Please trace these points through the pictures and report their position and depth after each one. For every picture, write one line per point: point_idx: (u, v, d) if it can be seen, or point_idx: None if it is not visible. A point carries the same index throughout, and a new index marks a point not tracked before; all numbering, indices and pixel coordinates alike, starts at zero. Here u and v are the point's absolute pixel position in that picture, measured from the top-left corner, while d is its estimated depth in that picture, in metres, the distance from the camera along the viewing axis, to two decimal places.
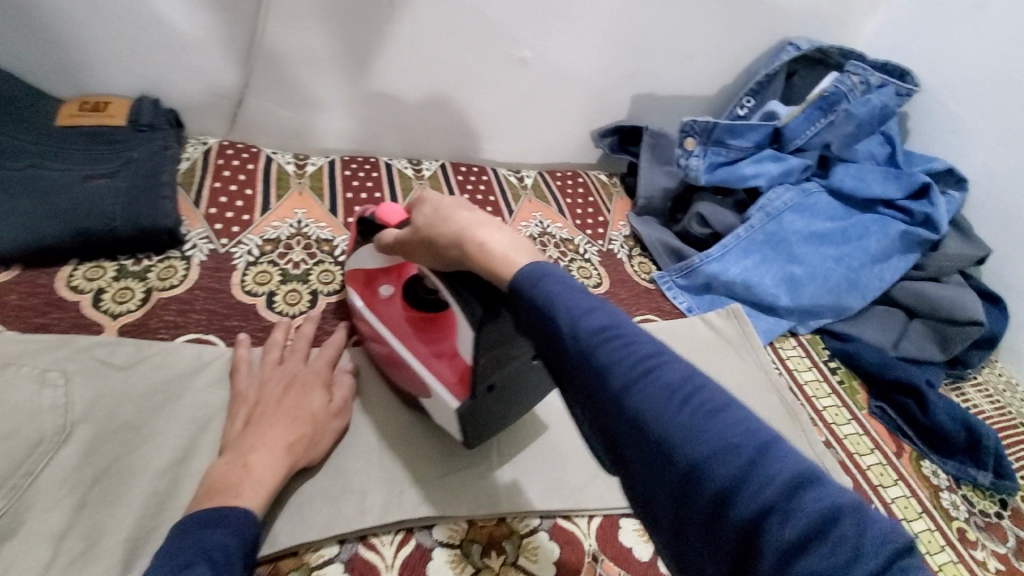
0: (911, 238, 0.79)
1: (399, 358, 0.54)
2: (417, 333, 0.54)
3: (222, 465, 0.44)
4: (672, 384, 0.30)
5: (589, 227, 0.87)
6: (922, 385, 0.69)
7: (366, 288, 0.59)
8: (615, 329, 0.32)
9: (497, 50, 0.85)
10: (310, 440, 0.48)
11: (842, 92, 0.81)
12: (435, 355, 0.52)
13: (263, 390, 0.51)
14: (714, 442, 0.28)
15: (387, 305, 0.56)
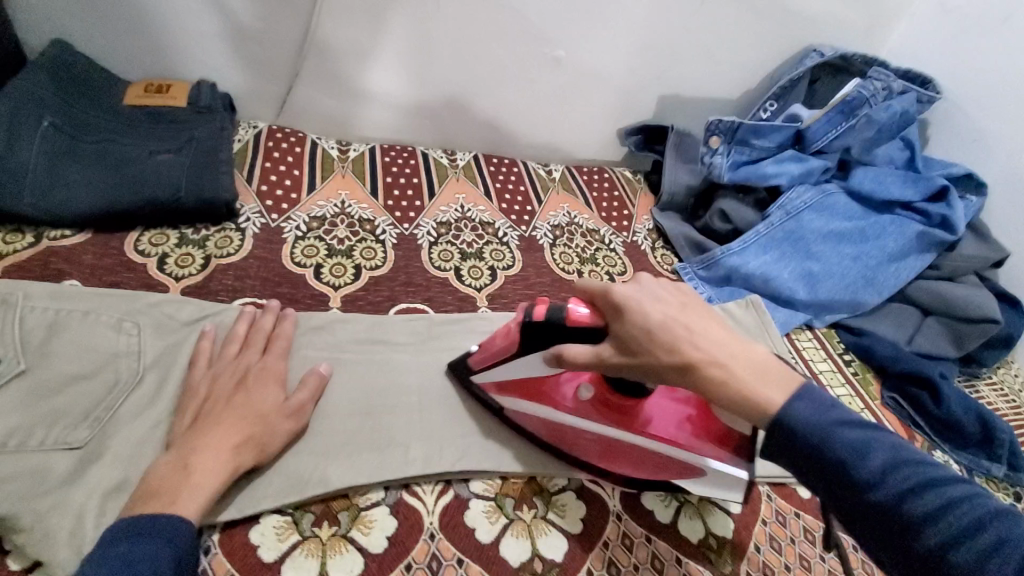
0: (928, 238, 0.82)
1: (609, 440, 0.53)
2: (609, 414, 0.53)
3: (164, 465, 0.44)
4: (836, 423, 0.38)
5: (615, 220, 0.91)
6: (936, 378, 0.71)
7: (519, 390, 0.55)
8: (828, 407, 0.39)
9: (533, 49, 0.89)
10: (258, 442, 0.47)
11: (864, 97, 0.85)
12: (653, 430, 0.52)
13: (217, 382, 0.50)
14: (918, 492, 0.35)
15: (580, 405, 0.54)
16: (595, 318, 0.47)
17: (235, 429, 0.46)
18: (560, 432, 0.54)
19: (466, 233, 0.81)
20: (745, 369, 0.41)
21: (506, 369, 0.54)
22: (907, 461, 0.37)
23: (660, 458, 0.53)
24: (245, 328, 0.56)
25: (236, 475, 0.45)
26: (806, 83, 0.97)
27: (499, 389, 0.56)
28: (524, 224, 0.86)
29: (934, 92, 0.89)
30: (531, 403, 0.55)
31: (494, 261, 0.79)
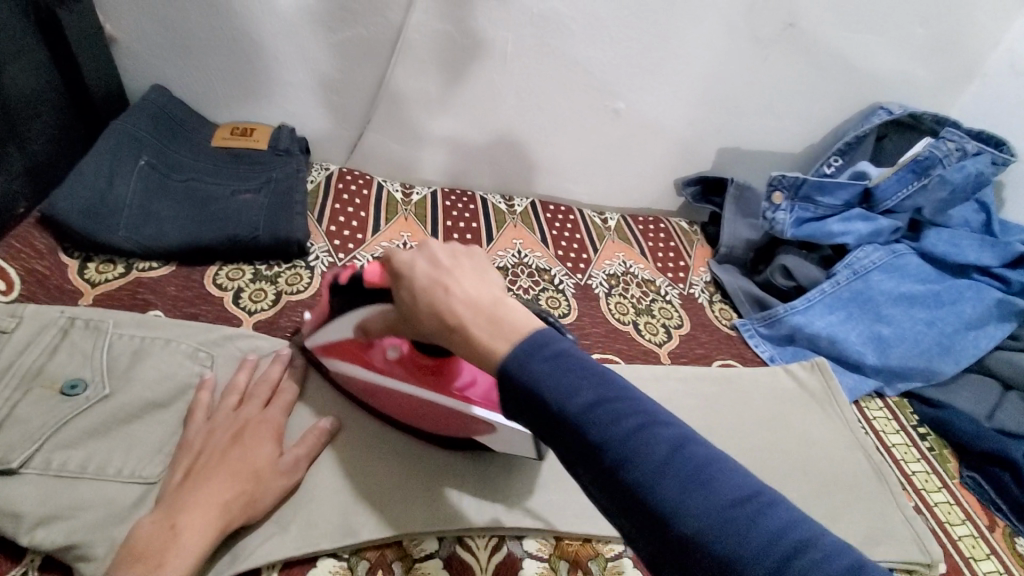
0: (1007, 306, 0.78)
1: (416, 402, 0.54)
2: (423, 376, 0.54)
3: (150, 525, 0.42)
4: (701, 475, 0.31)
5: (670, 271, 0.91)
6: (1020, 457, 0.66)
7: (349, 354, 0.56)
8: (629, 405, 0.33)
9: (592, 100, 0.92)
10: (249, 500, 0.46)
11: (937, 157, 0.82)
12: (460, 393, 0.52)
13: (210, 441, 0.48)
14: (766, 547, 0.29)
15: (392, 367, 0.55)
16: (381, 276, 0.49)
17: (229, 486, 0.45)
18: (375, 393, 0.56)
19: (524, 278, 0.82)
20: (566, 384, 0.34)
21: (329, 333, 0.56)
22: (755, 507, 0.30)
23: (470, 422, 0.52)
24: (245, 379, 0.54)
25: (222, 535, 0.44)
26: (872, 140, 0.95)
27: (325, 351, 0.57)
28: (579, 271, 0.86)
29: (1010, 154, 0.85)
30: (354, 366, 0.57)
31: (550, 308, 0.78)
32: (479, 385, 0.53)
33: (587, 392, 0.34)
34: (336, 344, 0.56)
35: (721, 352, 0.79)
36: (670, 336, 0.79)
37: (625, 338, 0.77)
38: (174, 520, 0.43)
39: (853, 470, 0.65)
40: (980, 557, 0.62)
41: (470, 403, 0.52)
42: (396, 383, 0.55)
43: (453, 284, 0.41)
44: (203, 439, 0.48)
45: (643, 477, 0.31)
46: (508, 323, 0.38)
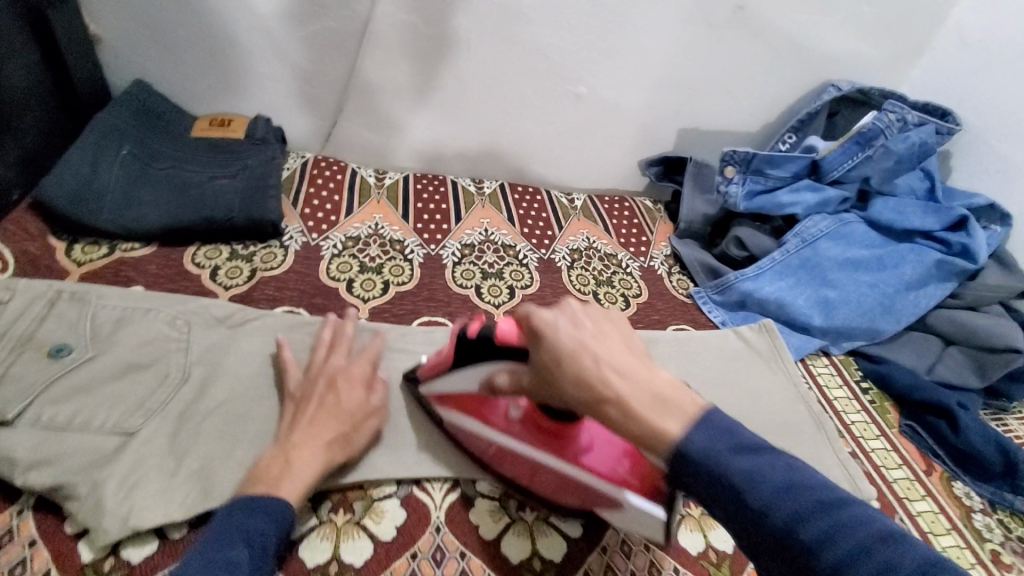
0: (948, 267, 0.81)
1: (535, 463, 0.54)
2: (542, 437, 0.54)
3: (269, 458, 0.50)
4: (782, 474, 0.36)
5: (632, 246, 0.95)
6: (954, 407, 0.70)
7: (469, 406, 0.57)
8: (661, 383, 0.40)
9: (555, 86, 0.96)
10: (344, 438, 0.52)
11: (879, 129, 0.86)
12: (586, 462, 0.52)
13: (308, 390, 0.55)
14: (788, 492, 0.35)
15: (514, 426, 0.55)
16: (518, 333, 0.50)
17: (327, 428, 0.52)
18: (510, 457, 0.56)
19: (489, 254, 0.86)
20: (597, 353, 0.42)
21: (455, 381, 0.57)
22: (776, 464, 0.36)
23: (608, 500, 0.51)
24: (328, 335, 0.62)
25: (326, 469, 0.51)
26: (824, 116, 0.99)
27: (442, 401, 0.59)
28: (544, 247, 0.90)
29: (954, 124, 0.89)
30: (472, 420, 0.57)
31: (513, 281, 0.83)
32: (605, 457, 0.52)
33: (690, 406, 0.39)
34: (450, 392, 0.58)
35: (676, 317, 0.83)
36: (628, 304, 0.84)
37: None
38: (262, 466, 0.49)
39: (792, 420, 0.70)
40: (915, 498, 0.65)
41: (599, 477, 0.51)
42: (516, 443, 0.55)
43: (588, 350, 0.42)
44: (302, 394, 0.55)
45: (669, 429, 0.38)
46: (591, 351, 0.42)
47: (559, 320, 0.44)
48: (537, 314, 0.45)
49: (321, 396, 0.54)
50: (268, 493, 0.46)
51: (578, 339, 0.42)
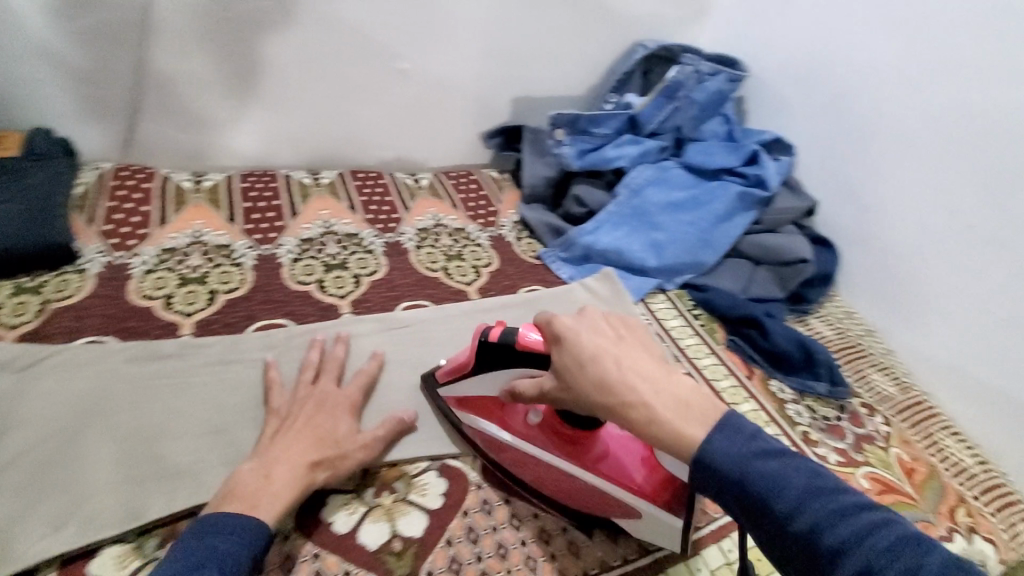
0: (749, 197, 0.92)
1: (557, 470, 0.58)
2: (560, 444, 0.58)
3: (250, 470, 0.52)
4: (784, 468, 0.41)
5: (481, 218, 0.96)
6: (760, 316, 0.81)
7: (486, 410, 0.62)
8: (719, 420, 0.44)
9: (378, 64, 0.94)
10: (328, 462, 0.54)
11: (682, 80, 0.96)
12: (598, 468, 0.57)
13: (296, 406, 0.58)
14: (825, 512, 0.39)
15: (536, 433, 0.59)
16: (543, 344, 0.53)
17: (312, 447, 0.54)
18: (506, 448, 0.61)
19: (332, 246, 0.82)
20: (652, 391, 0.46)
21: (471, 389, 0.61)
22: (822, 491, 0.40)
23: (631, 512, 0.56)
24: (316, 357, 0.64)
25: (309, 489, 0.53)
26: (638, 75, 1.06)
27: (459, 404, 0.63)
28: (389, 232, 0.88)
29: (741, 71, 1.01)
30: (489, 423, 0.61)
31: (358, 269, 0.80)
32: (627, 465, 0.57)
33: (700, 413, 0.45)
34: (476, 393, 0.61)
35: (526, 281, 0.86)
36: (479, 274, 0.85)
37: (435, 285, 0.82)
38: (237, 486, 0.51)
39: None
40: (740, 401, 0.75)
41: (633, 483, 0.56)
42: (537, 450, 0.59)
43: (621, 358, 0.47)
44: (289, 406, 0.59)
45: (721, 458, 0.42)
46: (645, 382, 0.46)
47: (580, 327, 0.50)
48: (569, 329, 0.50)
49: (307, 418, 0.57)
50: (244, 512, 0.48)
51: (598, 345, 0.48)
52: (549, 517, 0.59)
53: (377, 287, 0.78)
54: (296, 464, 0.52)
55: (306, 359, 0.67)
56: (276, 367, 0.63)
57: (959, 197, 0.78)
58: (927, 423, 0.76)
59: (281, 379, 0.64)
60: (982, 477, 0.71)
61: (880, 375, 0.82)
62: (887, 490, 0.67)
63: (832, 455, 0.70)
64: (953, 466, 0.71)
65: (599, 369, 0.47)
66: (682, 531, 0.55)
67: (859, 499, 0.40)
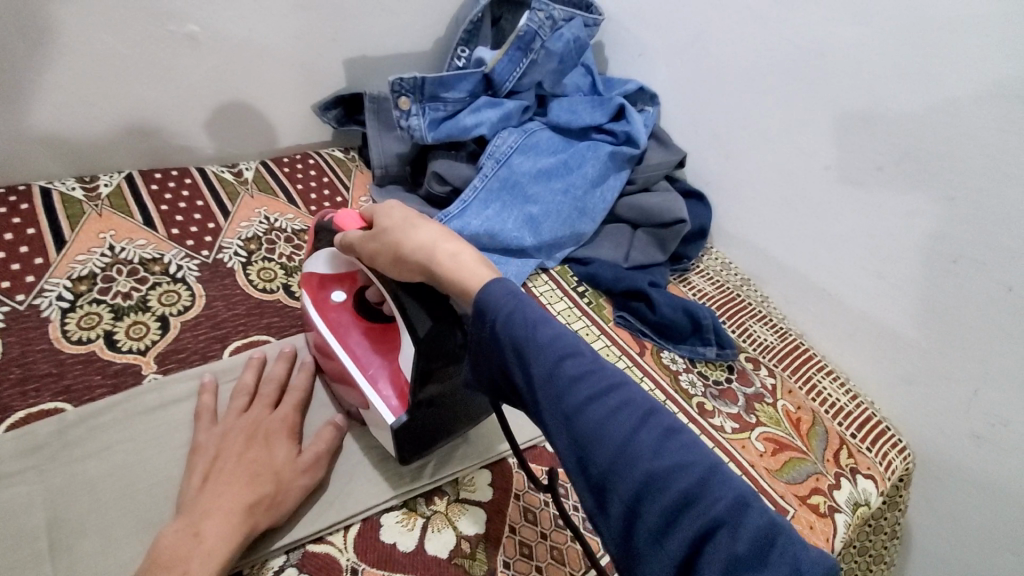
0: (619, 156, 0.85)
1: (337, 341, 0.58)
2: (363, 333, 0.59)
3: (175, 532, 0.44)
4: (614, 408, 0.37)
5: (327, 212, 0.81)
6: (645, 287, 0.76)
7: (311, 286, 0.63)
8: (567, 343, 0.40)
9: (148, 27, 0.72)
10: (272, 500, 0.48)
11: (535, 30, 0.82)
12: (374, 366, 0.56)
13: (225, 445, 0.50)
14: (647, 461, 0.36)
15: (340, 309, 0.60)
16: (357, 224, 0.56)
17: (245, 491, 0.47)
18: (313, 327, 0.60)
19: (122, 282, 0.64)
20: (506, 299, 0.42)
21: (309, 262, 0.63)
22: (653, 436, 0.37)
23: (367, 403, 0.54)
24: (250, 380, 0.56)
25: (251, 536, 0.46)
26: (489, 23, 0.92)
27: (305, 282, 0.63)
28: (204, 248, 0.70)
29: (598, 14, 0.90)
30: (314, 298, 0.61)
31: (163, 307, 0.62)
32: (390, 369, 0.55)
33: (548, 331, 0.40)
34: (328, 275, 0.61)
35: None
36: None
37: (274, 309, 0.66)
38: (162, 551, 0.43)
39: None
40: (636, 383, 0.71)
41: (386, 379, 0.54)
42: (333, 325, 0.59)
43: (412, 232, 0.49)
44: (220, 442, 0.51)
45: (552, 378, 0.38)
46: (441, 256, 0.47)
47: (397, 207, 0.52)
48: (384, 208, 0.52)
49: (239, 451, 0.49)
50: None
51: (407, 214, 0.51)
52: None
53: (195, 327, 0.62)
54: (230, 512, 0.45)
55: (91, 455, 0.51)
56: (210, 392, 0.55)
57: (814, 138, 0.78)
58: (804, 366, 0.78)
59: (58, 493, 0.48)
60: (856, 413, 0.74)
61: (760, 325, 0.82)
62: (783, 447, 0.68)
63: (728, 422, 0.69)
64: (830, 407, 0.75)
65: (414, 240, 0.49)
66: (395, 446, 0.53)
67: (693, 449, 0.37)
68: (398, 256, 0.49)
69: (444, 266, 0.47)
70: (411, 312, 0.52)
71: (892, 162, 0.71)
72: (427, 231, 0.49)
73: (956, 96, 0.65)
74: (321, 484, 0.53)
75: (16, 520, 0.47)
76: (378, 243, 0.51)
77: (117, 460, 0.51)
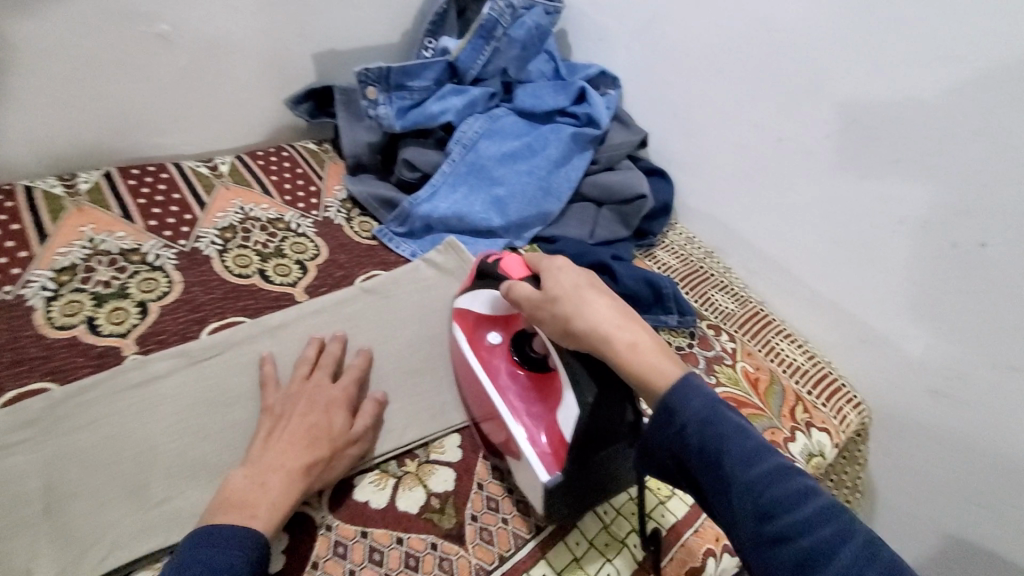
0: (582, 138, 0.89)
1: (487, 390, 0.59)
2: (517, 380, 0.59)
3: (241, 480, 0.50)
4: (797, 495, 0.40)
5: (301, 201, 0.83)
6: (608, 261, 0.79)
7: (467, 324, 0.65)
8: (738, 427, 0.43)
9: (122, 28, 0.74)
10: (327, 462, 0.53)
11: (496, 19, 0.86)
12: (530, 420, 0.56)
13: (291, 407, 0.56)
14: (838, 552, 0.37)
15: (495, 354, 0.61)
16: (525, 274, 0.58)
17: (305, 452, 0.52)
18: (467, 372, 0.62)
19: (102, 271, 0.66)
20: (680, 382, 0.45)
21: (469, 300, 0.65)
22: (836, 527, 0.39)
23: (520, 453, 0.55)
24: (314, 352, 0.62)
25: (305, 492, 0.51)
26: (454, 14, 0.95)
27: (459, 317, 0.65)
28: (181, 238, 0.72)
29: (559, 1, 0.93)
30: (463, 340, 0.64)
31: (142, 293, 0.65)
32: (550, 419, 0.55)
33: (701, 408, 0.44)
34: (488, 315, 0.64)
35: (363, 267, 0.77)
36: (306, 270, 0.74)
37: (249, 292, 0.69)
38: (232, 494, 0.49)
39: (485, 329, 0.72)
40: None
41: (543, 433, 0.55)
42: (486, 369, 0.60)
43: (589, 309, 0.50)
44: (284, 404, 0.56)
45: (718, 454, 0.42)
46: (615, 331, 0.49)
47: (568, 271, 0.54)
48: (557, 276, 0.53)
49: (302, 415, 0.55)
50: (244, 523, 0.47)
51: (577, 282, 0.52)
52: (414, 537, 0.54)
53: (173, 311, 0.65)
54: (290, 471, 0.51)
55: (78, 429, 0.54)
56: (270, 363, 0.60)
57: (767, 113, 0.82)
58: (763, 330, 0.82)
59: (48, 463, 0.52)
60: (813, 371, 0.78)
61: (722, 294, 0.86)
62: (741, 405, 0.72)
63: None
64: (788, 367, 0.79)
65: (586, 318, 0.50)
66: (545, 502, 0.53)
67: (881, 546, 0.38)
68: (574, 327, 0.50)
69: (615, 353, 0.48)
70: (579, 378, 0.52)
71: (837, 132, 0.75)
72: (605, 306, 0.50)
73: (895, 66, 0.69)
74: (369, 451, 0.58)
75: (13, 488, 0.50)
76: (550, 311, 0.53)
77: (103, 433, 0.54)
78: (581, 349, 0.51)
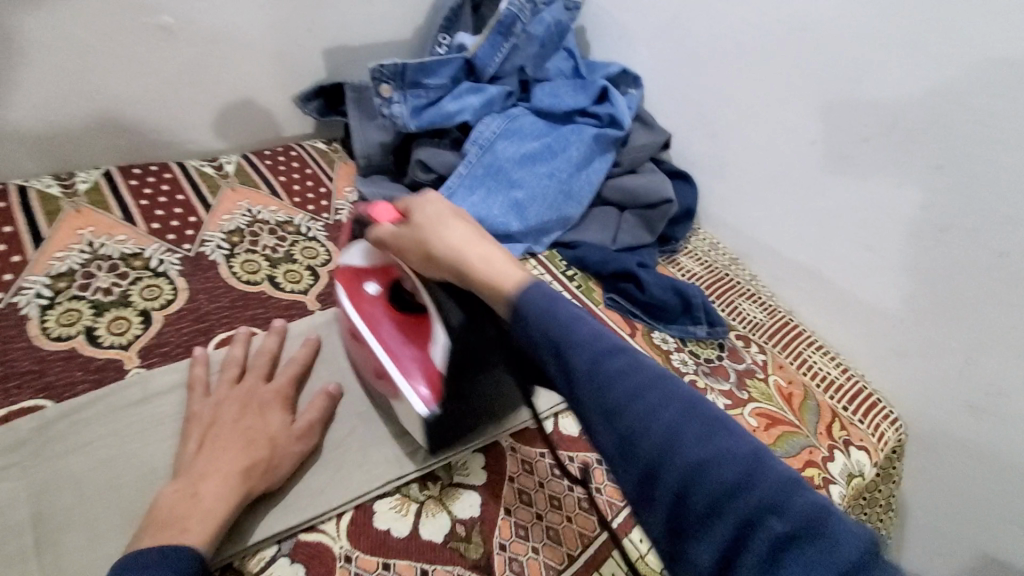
0: (604, 139, 0.85)
1: (365, 328, 0.58)
2: (391, 313, 0.59)
3: (173, 492, 0.46)
4: (664, 405, 0.37)
5: (311, 203, 0.79)
6: (634, 268, 0.76)
7: (348, 284, 0.62)
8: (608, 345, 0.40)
9: (122, 19, 0.70)
10: (268, 466, 0.49)
11: (514, 13, 0.82)
12: (406, 345, 0.56)
13: (220, 412, 0.51)
14: (704, 457, 0.35)
15: (373, 301, 0.60)
16: (394, 214, 0.57)
17: (242, 454, 0.48)
18: (348, 324, 0.61)
19: (102, 277, 0.63)
20: (549, 302, 0.42)
21: (352, 255, 0.62)
22: (708, 438, 0.36)
23: (394, 384, 0.54)
24: (242, 351, 0.57)
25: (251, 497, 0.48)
26: (469, 9, 0.91)
27: (341, 274, 0.63)
28: (186, 242, 0.69)
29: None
30: (344, 292, 0.61)
31: (145, 302, 0.61)
32: (426, 346, 0.55)
33: (583, 330, 0.40)
34: (367, 267, 0.61)
35: None
36: (318, 276, 0.70)
37: (258, 301, 0.65)
38: (159, 510, 0.45)
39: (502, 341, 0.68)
40: None
41: (417, 379, 0.53)
42: (365, 314, 0.59)
43: (442, 225, 0.51)
44: (212, 411, 0.52)
45: (590, 372, 0.39)
46: (472, 250, 0.49)
47: (433, 203, 0.54)
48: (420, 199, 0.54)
49: (234, 418, 0.51)
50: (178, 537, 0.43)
51: (440, 212, 0.52)
52: (440, 568, 0.50)
53: (178, 321, 0.61)
54: (227, 474, 0.47)
55: (76, 451, 0.50)
56: (201, 363, 0.56)
57: (797, 115, 0.78)
58: (795, 342, 0.79)
59: (44, 489, 0.48)
60: (847, 385, 0.74)
61: (750, 303, 0.82)
62: (776, 422, 0.68)
63: (720, 399, 0.69)
64: (821, 380, 0.75)
65: (445, 242, 0.50)
66: (427, 434, 0.53)
67: (750, 450, 0.36)
68: (434, 255, 0.51)
69: (469, 264, 0.48)
70: (447, 310, 0.52)
71: (876, 135, 0.71)
72: (461, 231, 0.51)
73: (934, 66, 0.65)
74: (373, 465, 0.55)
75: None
76: (413, 240, 0.53)
77: (101, 456, 0.50)
78: (446, 279, 0.52)
